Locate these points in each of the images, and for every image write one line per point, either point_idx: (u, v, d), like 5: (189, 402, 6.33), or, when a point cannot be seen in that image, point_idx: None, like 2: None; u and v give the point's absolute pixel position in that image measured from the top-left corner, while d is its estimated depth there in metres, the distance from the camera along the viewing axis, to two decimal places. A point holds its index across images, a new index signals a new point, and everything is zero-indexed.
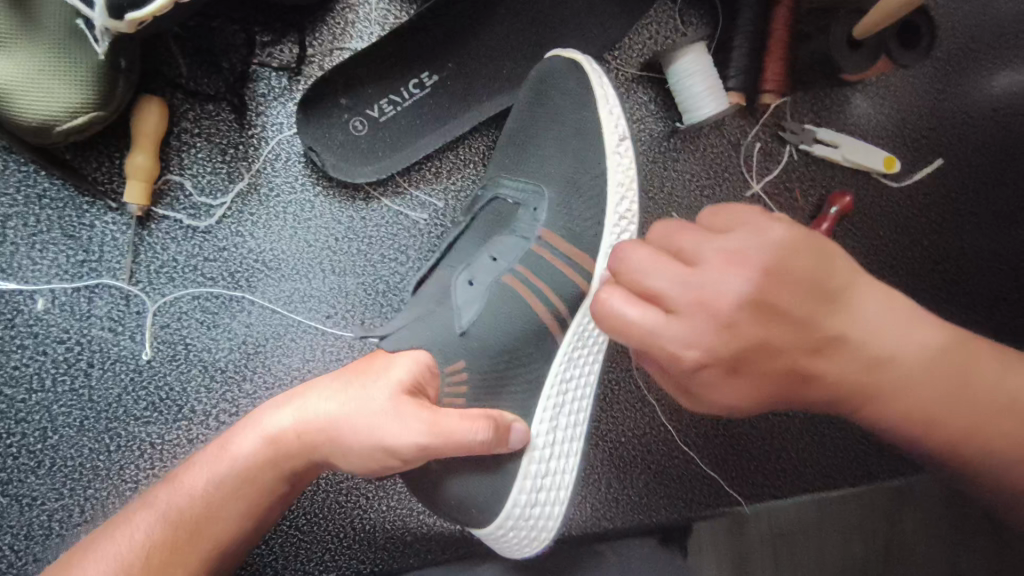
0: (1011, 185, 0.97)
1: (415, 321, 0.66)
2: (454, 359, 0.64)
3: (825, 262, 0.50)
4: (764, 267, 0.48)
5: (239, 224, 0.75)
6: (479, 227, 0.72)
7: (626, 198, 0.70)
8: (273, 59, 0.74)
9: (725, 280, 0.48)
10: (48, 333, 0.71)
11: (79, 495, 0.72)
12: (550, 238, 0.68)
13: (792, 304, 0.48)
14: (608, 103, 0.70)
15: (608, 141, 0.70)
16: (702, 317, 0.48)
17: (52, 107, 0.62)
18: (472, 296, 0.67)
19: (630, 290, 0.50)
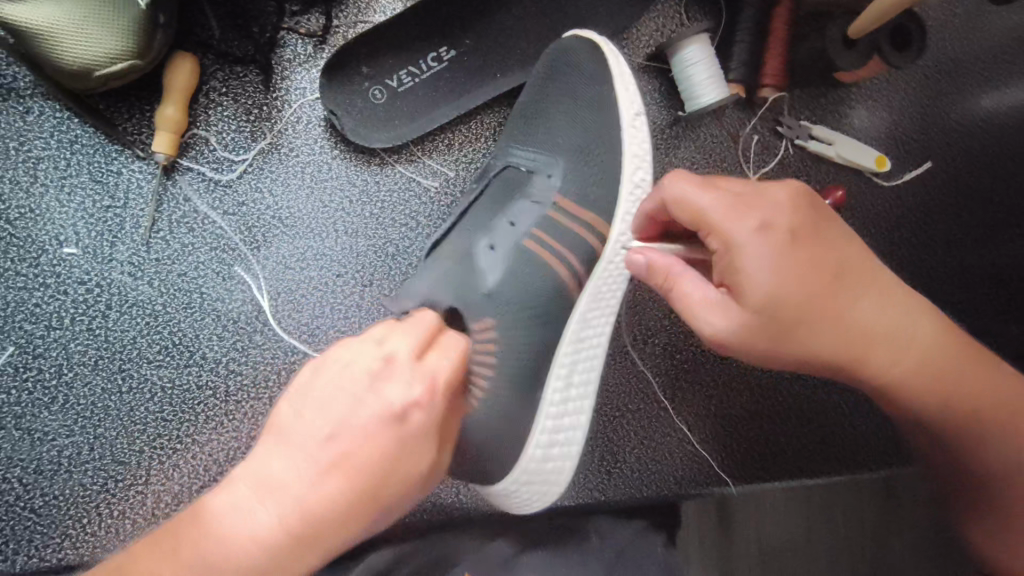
0: (996, 192, 1.02)
1: (438, 278, 0.66)
2: (483, 317, 0.64)
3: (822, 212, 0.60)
4: (792, 192, 0.58)
5: (259, 181, 0.78)
6: (494, 195, 0.73)
7: (640, 169, 0.72)
8: (301, 27, 0.79)
9: (765, 193, 0.57)
10: (70, 273, 0.74)
11: (88, 433, 0.75)
12: (559, 202, 0.71)
13: (813, 223, 0.57)
14: (623, 79, 0.74)
15: (623, 114, 0.72)
16: (743, 215, 0.56)
17: (94, 53, 0.66)
18: (496, 259, 0.68)
19: (684, 201, 0.58)
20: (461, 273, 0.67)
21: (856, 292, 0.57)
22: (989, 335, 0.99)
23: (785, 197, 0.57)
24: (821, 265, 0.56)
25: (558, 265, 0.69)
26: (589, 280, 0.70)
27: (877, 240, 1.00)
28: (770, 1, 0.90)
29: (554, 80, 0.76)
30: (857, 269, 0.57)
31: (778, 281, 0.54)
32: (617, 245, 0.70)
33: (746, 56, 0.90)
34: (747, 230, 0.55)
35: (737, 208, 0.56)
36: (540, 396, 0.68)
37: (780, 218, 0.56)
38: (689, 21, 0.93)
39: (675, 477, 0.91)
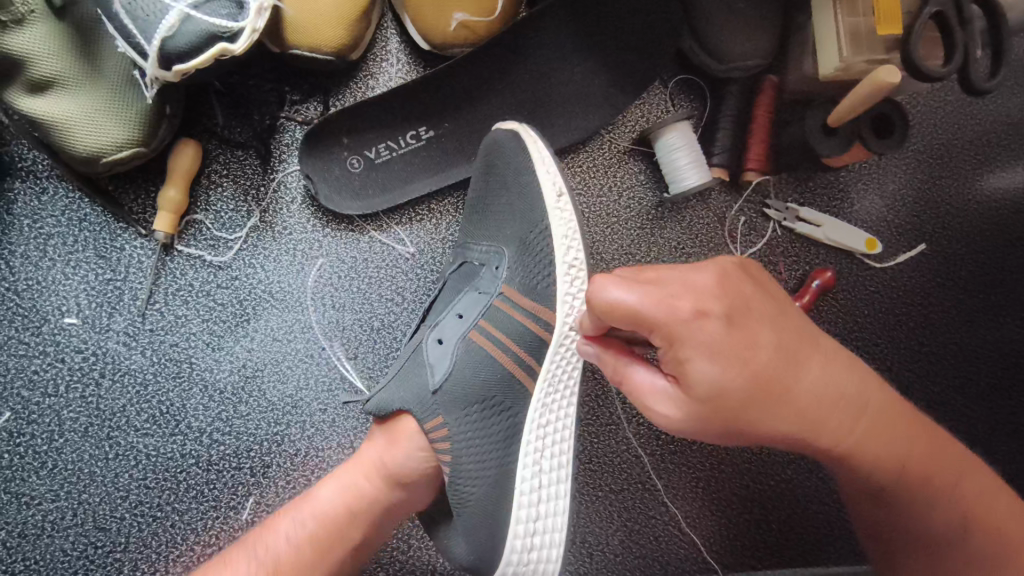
0: (992, 276, 1.01)
1: (393, 381, 0.70)
2: (433, 416, 0.67)
3: (756, 284, 0.58)
4: (721, 271, 0.57)
5: (252, 258, 0.82)
6: (449, 293, 0.77)
7: (573, 248, 0.71)
8: (299, 115, 0.84)
9: (691, 276, 0.56)
10: (68, 342, 0.78)
11: (73, 498, 0.77)
12: (510, 293, 0.72)
13: (746, 302, 0.56)
14: (544, 161, 0.74)
15: (549, 198, 0.73)
16: (677, 306, 0.54)
17: (103, 142, 0.71)
18: (444, 354, 0.71)
19: (614, 313, 0.56)
20: (413, 373, 0.70)
21: (800, 372, 0.56)
22: (982, 420, 0.99)
23: (711, 277, 0.56)
24: (761, 354, 0.54)
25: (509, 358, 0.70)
26: (543, 367, 0.70)
27: (870, 321, 0.99)
28: (752, 90, 0.93)
29: (503, 165, 0.76)
30: (798, 347, 0.57)
31: (723, 375, 0.53)
32: (565, 329, 0.70)
33: (730, 141, 0.92)
34: (686, 323, 0.54)
35: (668, 300, 0.54)
36: (512, 486, 0.67)
37: (715, 304, 0.54)
38: (674, 107, 0.95)
39: (659, 563, 0.89)
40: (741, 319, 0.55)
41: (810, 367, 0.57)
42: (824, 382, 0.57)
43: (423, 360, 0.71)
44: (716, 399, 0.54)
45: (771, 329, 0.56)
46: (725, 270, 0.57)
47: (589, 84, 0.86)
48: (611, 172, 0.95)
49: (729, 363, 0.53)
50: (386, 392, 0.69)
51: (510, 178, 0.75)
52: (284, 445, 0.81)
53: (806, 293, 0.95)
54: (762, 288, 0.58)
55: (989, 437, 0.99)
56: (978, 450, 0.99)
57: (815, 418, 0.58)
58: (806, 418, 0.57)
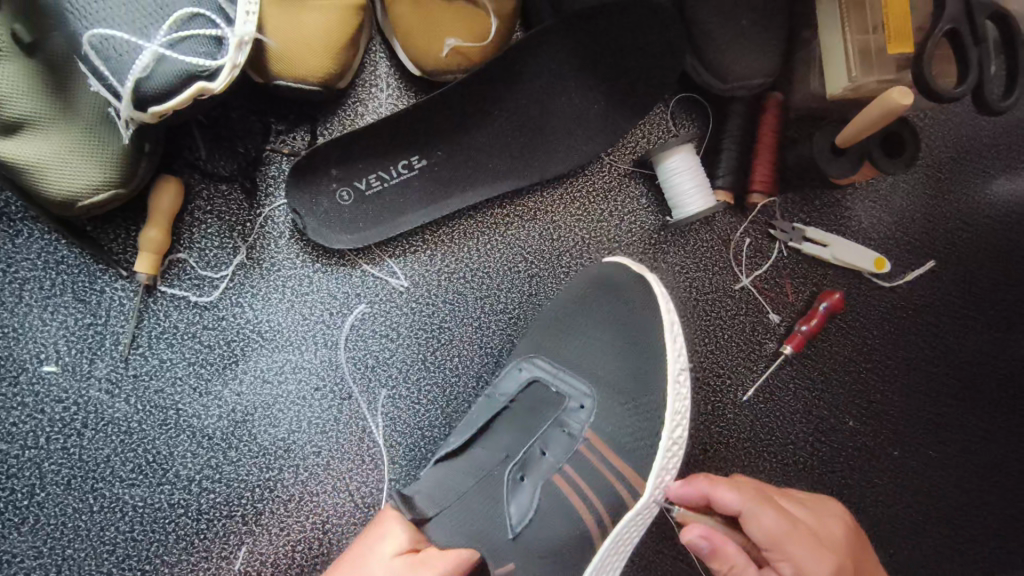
0: (1005, 293, 0.99)
1: (460, 503, 0.68)
2: (503, 561, 0.66)
3: (860, 537, 0.70)
4: (842, 528, 0.68)
5: (240, 296, 0.79)
6: (517, 416, 0.76)
7: (679, 427, 0.73)
8: (285, 146, 0.80)
9: (818, 526, 0.66)
10: (48, 391, 0.75)
11: (57, 554, 0.74)
12: (597, 443, 0.73)
13: (856, 559, 0.66)
14: (671, 331, 0.75)
15: (671, 369, 0.74)
16: (817, 558, 0.61)
17: (78, 183, 0.68)
18: (523, 493, 0.70)
19: (758, 527, 0.62)
20: (487, 508, 0.69)
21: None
22: (994, 440, 0.98)
23: (835, 531, 0.66)
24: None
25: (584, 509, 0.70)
26: (615, 526, 0.71)
27: (882, 343, 0.96)
28: (756, 108, 0.90)
29: (621, 313, 0.77)
30: None
31: None
32: (650, 499, 0.71)
33: (734, 163, 0.89)
34: (818, 569, 0.61)
35: (807, 544, 0.62)
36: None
37: (841, 561, 0.63)
38: (677, 127, 0.92)
39: None
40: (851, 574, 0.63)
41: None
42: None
43: (499, 492, 0.70)
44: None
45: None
46: (847, 526, 0.68)
47: (588, 109, 0.83)
48: (611, 196, 0.90)
49: None
50: (450, 518, 0.67)
51: (615, 329, 0.77)
52: (277, 490, 0.78)
53: (814, 316, 0.91)
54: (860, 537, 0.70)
55: (1000, 459, 0.98)
56: (992, 474, 0.97)
57: None
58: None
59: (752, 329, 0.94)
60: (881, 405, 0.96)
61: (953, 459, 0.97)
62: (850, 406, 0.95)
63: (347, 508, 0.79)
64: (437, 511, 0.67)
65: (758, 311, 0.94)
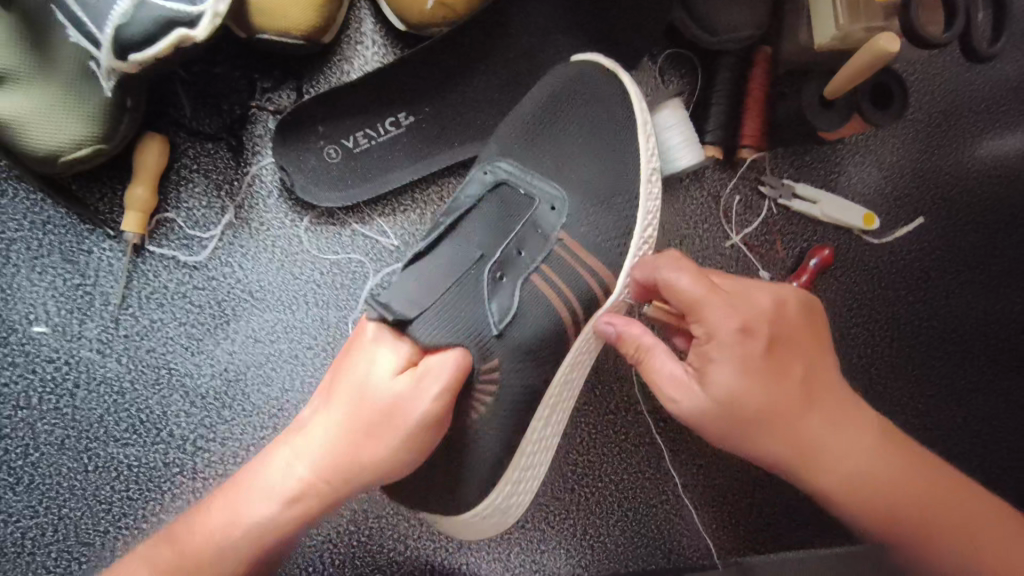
0: (995, 248, 0.99)
1: (439, 307, 0.66)
2: (489, 359, 0.67)
3: (808, 322, 0.63)
4: (780, 299, 0.62)
5: (229, 256, 0.79)
6: (491, 211, 0.73)
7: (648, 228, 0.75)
8: (271, 103, 0.79)
9: (752, 292, 0.61)
10: (38, 352, 0.75)
11: (53, 513, 0.74)
12: (572, 247, 0.72)
13: (790, 334, 0.62)
14: (644, 131, 0.76)
15: (643, 173, 0.75)
16: (726, 314, 0.60)
17: (58, 138, 0.67)
18: (504, 291, 0.69)
19: (673, 296, 0.63)
20: (467, 309, 0.67)
21: (806, 408, 0.61)
22: (983, 395, 0.98)
23: (769, 299, 0.61)
24: (782, 381, 0.60)
25: (558, 299, 0.71)
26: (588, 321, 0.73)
27: (870, 298, 0.97)
28: (745, 63, 0.89)
29: (593, 132, 0.76)
30: (814, 386, 0.61)
31: (734, 383, 0.59)
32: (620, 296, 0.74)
33: (723, 118, 0.89)
34: (726, 337, 0.59)
35: (718, 302, 0.60)
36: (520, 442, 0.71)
37: (760, 323, 0.60)
38: (665, 83, 0.91)
39: (662, 551, 0.89)
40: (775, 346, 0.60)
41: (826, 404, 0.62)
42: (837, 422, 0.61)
43: (478, 293, 0.68)
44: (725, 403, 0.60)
45: (791, 355, 0.61)
46: (783, 303, 0.62)
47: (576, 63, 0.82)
48: None
49: (749, 370, 0.60)
50: (433, 318, 0.65)
51: (590, 138, 0.76)
52: None
53: (804, 272, 0.92)
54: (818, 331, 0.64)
55: (990, 412, 0.98)
56: (982, 426, 0.98)
57: (802, 452, 0.60)
58: (799, 448, 0.60)
59: None
60: (871, 358, 0.97)
61: (943, 412, 0.98)
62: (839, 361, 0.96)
63: None
64: (419, 313, 0.65)
65: (748, 268, 0.94)
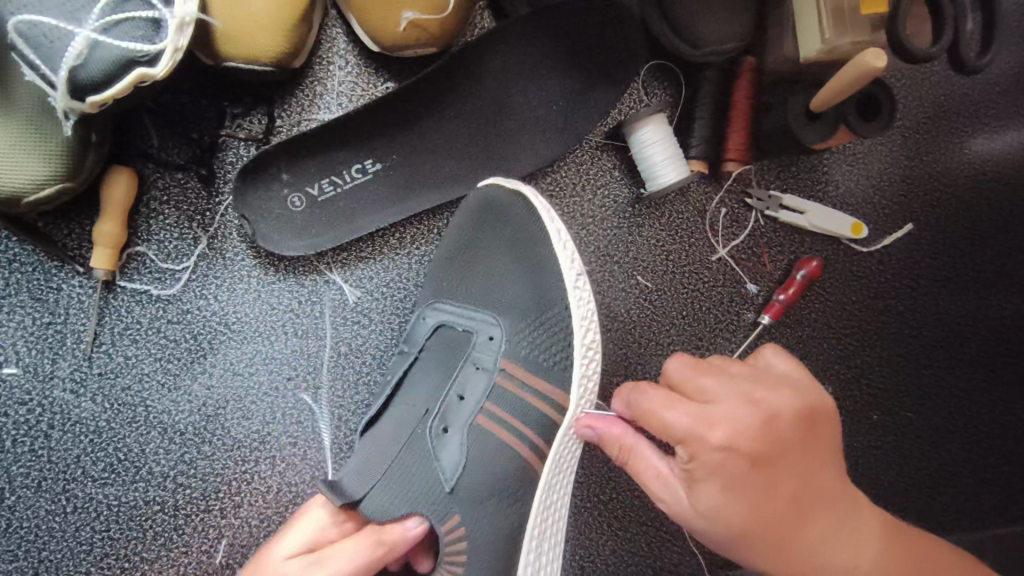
0: (984, 253, 0.98)
1: (388, 477, 0.64)
2: (448, 518, 0.64)
3: (806, 427, 0.56)
4: (768, 413, 0.54)
5: (204, 288, 0.77)
6: (433, 363, 0.71)
7: (591, 331, 0.70)
8: (243, 130, 0.77)
9: (735, 410, 0.54)
10: (11, 394, 0.73)
11: (32, 557, 0.73)
12: (512, 368, 0.69)
13: (785, 450, 0.54)
14: (561, 236, 0.71)
15: (566, 277, 0.70)
16: (705, 437, 0.54)
17: (18, 180, 0.64)
18: (450, 444, 0.67)
19: (652, 421, 0.57)
20: (423, 485, 0.65)
21: (807, 519, 0.55)
22: (973, 401, 0.98)
23: (755, 418, 0.54)
24: (778, 501, 0.54)
25: (512, 438, 0.67)
26: (551, 451, 0.68)
27: (858, 309, 0.96)
28: (730, 74, 0.87)
29: (517, 237, 0.72)
30: (814, 502, 0.56)
31: (724, 511, 0.54)
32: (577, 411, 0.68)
33: (708, 131, 0.87)
34: (708, 459, 0.54)
35: (699, 428, 0.54)
36: (516, 574, 0.65)
37: (749, 445, 0.53)
38: (648, 96, 0.89)
39: (652, 569, 0.89)
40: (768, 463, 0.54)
41: (829, 517, 0.57)
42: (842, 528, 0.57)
43: (426, 451, 0.66)
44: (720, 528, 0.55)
45: (786, 475, 0.54)
46: (776, 416, 0.54)
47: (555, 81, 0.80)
48: (584, 169, 0.89)
49: (738, 496, 0.54)
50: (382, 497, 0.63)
51: (518, 244, 0.72)
52: (254, 482, 0.77)
53: (792, 284, 0.91)
54: (826, 432, 0.57)
55: (981, 420, 0.98)
56: (973, 434, 0.98)
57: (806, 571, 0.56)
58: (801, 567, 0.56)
59: (730, 300, 0.93)
60: (859, 370, 0.96)
61: (933, 421, 0.97)
62: (829, 372, 0.95)
63: None
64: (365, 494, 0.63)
65: (737, 281, 0.93)
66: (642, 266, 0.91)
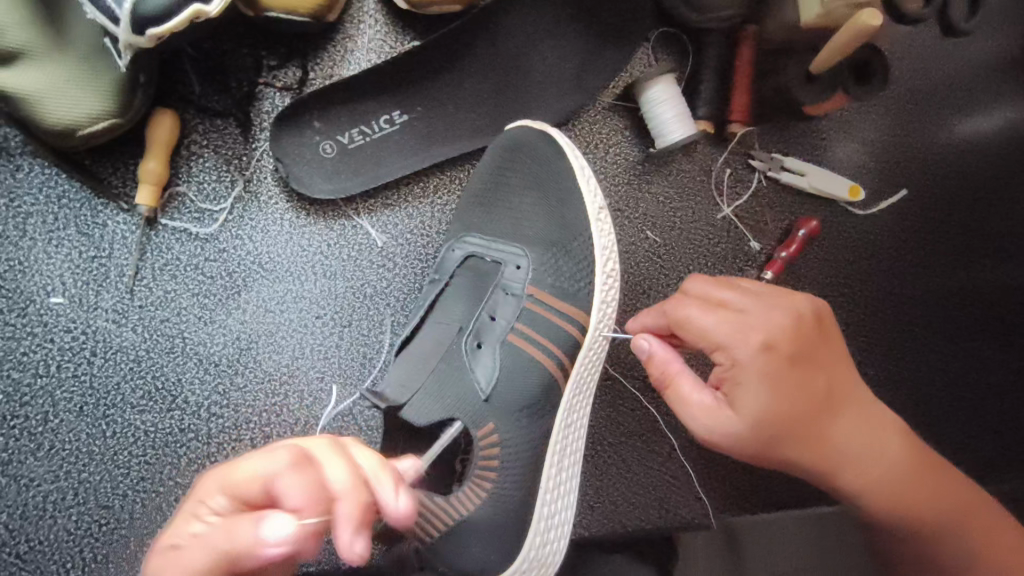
0: (975, 218, 1.03)
1: (427, 387, 0.68)
2: (485, 423, 0.68)
3: (819, 335, 0.62)
4: (792, 318, 0.61)
5: (240, 229, 0.81)
6: (464, 289, 0.76)
7: (610, 260, 0.77)
8: (277, 80, 0.82)
9: (761, 318, 0.60)
10: (56, 322, 0.77)
11: (73, 478, 0.77)
12: (537, 293, 0.74)
13: (809, 347, 0.61)
14: (584, 174, 0.78)
15: (589, 211, 0.77)
16: (740, 340, 0.60)
17: (75, 113, 0.69)
18: (484, 357, 0.72)
19: (687, 328, 0.62)
20: (460, 393, 0.69)
21: (836, 411, 0.61)
22: (965, 359, 1.02)
23: (780, 323, 0.60)
24: (811, 391, 0.60)
25: (541, 356, 0.73)
26: (571, 370, 0.75)
27: (855, 268, 1.01)
28: (735, 40, 0.93)
29: (537, 173, 0.78)
30: (839, 395, 0.62)
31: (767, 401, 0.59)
32: (596, 333, 0.76)
33: (714, 93, 0.92)
34: (746, 357, 0.59)
35: (731, 332, 0.60)
36: (539, 485, 0.71)
37: (781, 341, 0.60)
38: (657, 61, 0.95)
39: (659, 511, 0.92)
40: (801, 361, 0.60)
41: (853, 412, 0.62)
42: (869, 425, 0.62)
43: (461, 363, 0.71)
44: (760, 425, 0.59)
45: (811, 373, 0.61)
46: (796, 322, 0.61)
47: (571, 40, 0.85)
48: (597, 128, 0.94)
49: (778, 387, 0.59)
50: (424, 399, 0.67)
51: (540, 180, 0.78)
52: (283, 415, 0.81)
53: (792, 242, 0.95)
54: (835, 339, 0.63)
55: (973, 377, 1.02)
56: (965, 391, 1.02)
57: (835, 457, 0.61)
58: (832, 453, 0.61)
59: (733, 257, 0.98)
60: (856, 327, 1.01)
61: (926, 378, 1.01)
62: None
63: (349, 428, 0.82)
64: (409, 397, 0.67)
65: (739, 239, 0.98)
66: (649, 222, 0.96)
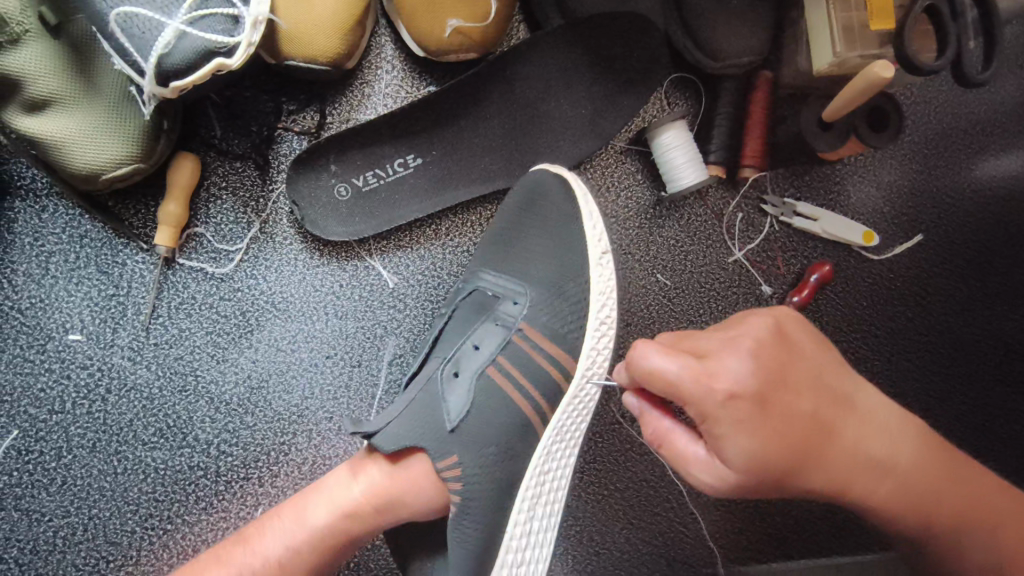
0: (993, 265, 1.02)
1: (402, 416, 0.67)
2: (447, 454, 0.66)
3: (794, 355, 0.59)
4: (757, 346, 0.58)
5: (254, 269, 0.83)
6: (464, 319, 0.76)
7: (605, 306, 0.76)
8: (296, 124, 0.84)
9: (727, 359, 0.57)
10: (74, 359, 0.79)
11: (84, 513, 0.78)
12: (529, 332, 0.74)
13: (784, 376, 0.57)
14: (592, 218, 0.78)
15: (591, 253, 0.77)
16: (709, 391, 0.56)
17: (101, 158, 0.71)
18: (459, 387, 0.70)
19: (653, 376, 0.58)
20: (428, 419, 0.68)
21: (837, 435, 0.60)
22: (980, 408, 1.01)
23: (746, 360, 0.56)
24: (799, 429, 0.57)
25: (522, 399, 0.71)
26: (554, 414, 0.74)
27: (868, 313, 1.00)
28: (747, 88, 0.93)
29: (547, 214, 0.79)
30: (833, 421, 0.60)
31: (754, 448, 0.56)
32: (582, 381, 0.75)
33: (726, 139, 0.92)
34: (717, 410, 0.56)
35: (699, 380, 0.56)
36: (505, 531, 0.69)
37: (751, 382, 0.56)
38: (670, 106, 0.96)
39: (665, 558, 0.91)
40: (774, 395, 0.56)
41: (851, 436, 0.61)
42: (865, 426, 0.62)
43: (437, 390, 0.70)
44: (753, 473, 0.57)
45: (796, 409, 0.58)
46: (763, 350, 0.58)
47: (584, 87, 0.85)
48: (609, 171, 0.95)
49: (767, 423, 0.56)
50: (399, 426, 0.66)
51: (547, 220, 0.79)
52: (291, 454, 0.81)
53: (805, 287, 0.94)
54: (811, 355, 0.61)
55: (995, 427, 1.01)
56: (980, 439, 1.01)
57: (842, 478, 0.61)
58: (840, 474, 0.61)
59: (744, 300, 0.97)
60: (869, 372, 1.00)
61: (938, 425, 1.01)
62: None
63: None
64: (383, 426, 0.66)
65: (751, 283, 0.97)
66: (661, 265, 0.96)
